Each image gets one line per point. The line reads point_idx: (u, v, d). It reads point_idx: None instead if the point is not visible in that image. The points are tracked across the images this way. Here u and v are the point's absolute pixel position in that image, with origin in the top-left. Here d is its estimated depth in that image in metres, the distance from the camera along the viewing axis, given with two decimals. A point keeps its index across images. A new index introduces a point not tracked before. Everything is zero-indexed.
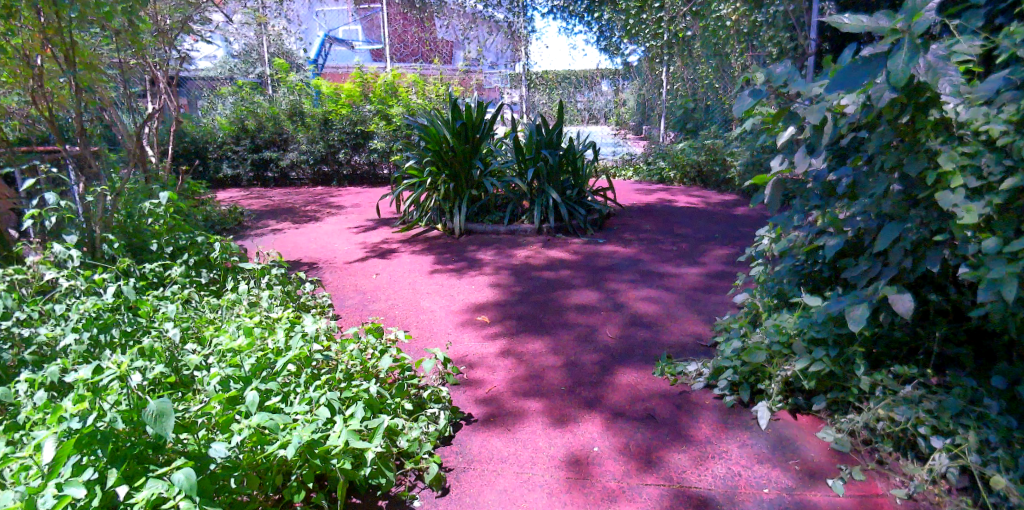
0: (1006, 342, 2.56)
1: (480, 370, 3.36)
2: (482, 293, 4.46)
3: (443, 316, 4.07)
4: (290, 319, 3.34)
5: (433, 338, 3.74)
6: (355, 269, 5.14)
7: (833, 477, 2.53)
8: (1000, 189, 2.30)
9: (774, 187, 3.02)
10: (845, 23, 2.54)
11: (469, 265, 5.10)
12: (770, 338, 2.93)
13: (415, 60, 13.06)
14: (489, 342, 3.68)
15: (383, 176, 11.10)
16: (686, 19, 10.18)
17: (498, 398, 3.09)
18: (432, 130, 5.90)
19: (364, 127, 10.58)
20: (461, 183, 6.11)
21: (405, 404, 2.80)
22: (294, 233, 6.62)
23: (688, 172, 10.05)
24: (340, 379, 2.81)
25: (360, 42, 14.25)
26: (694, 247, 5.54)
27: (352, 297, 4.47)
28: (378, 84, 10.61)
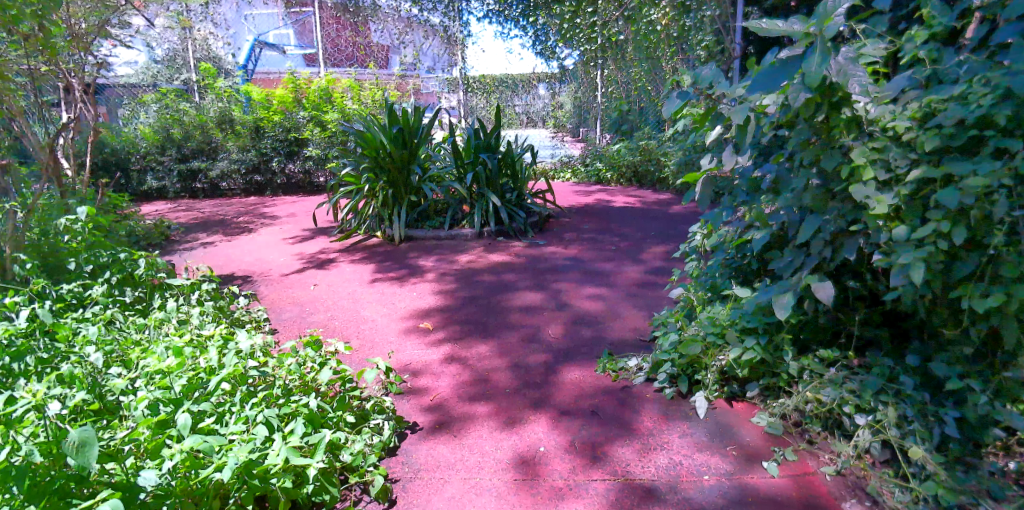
0: (921, 321, 2.72)
1: (425, 377, 3.35)
2: (425, 299, 4.45)
3: (385, 324, 4.05)
4: (223, 336, 3.25)
5: (375, 348, 3.71)
6: (292, 281, 5.05)
7: (768, 459, 2.64)
8: (907, 180, 2.46)
9: (704, 184, 3.14)
10: (761, 28, 2.66)
11: (410, 272, 5.08)
12: (705, 330, 3.04)
13: (350, 66, 12.89)
14: (433, 349, 3.68)
15: (319, 185, 10.91)
16: (619, 23, 10.44)
17: (443, 405, 3.09)
18: (369, 137, 5.77)
19: (298, 135, 10.46)
20: (400, 190, 6.07)
21: (347, 416, 2.76)
22: (225, 247, 6.45)
23: (624, 172, 10.26)
24: (278, 396, 2.75)
25: (293, 47, 13.82)
26: (633, 245, 5.68)
27: (289, 310, 4.38)
28: (311, 90, 10.41)
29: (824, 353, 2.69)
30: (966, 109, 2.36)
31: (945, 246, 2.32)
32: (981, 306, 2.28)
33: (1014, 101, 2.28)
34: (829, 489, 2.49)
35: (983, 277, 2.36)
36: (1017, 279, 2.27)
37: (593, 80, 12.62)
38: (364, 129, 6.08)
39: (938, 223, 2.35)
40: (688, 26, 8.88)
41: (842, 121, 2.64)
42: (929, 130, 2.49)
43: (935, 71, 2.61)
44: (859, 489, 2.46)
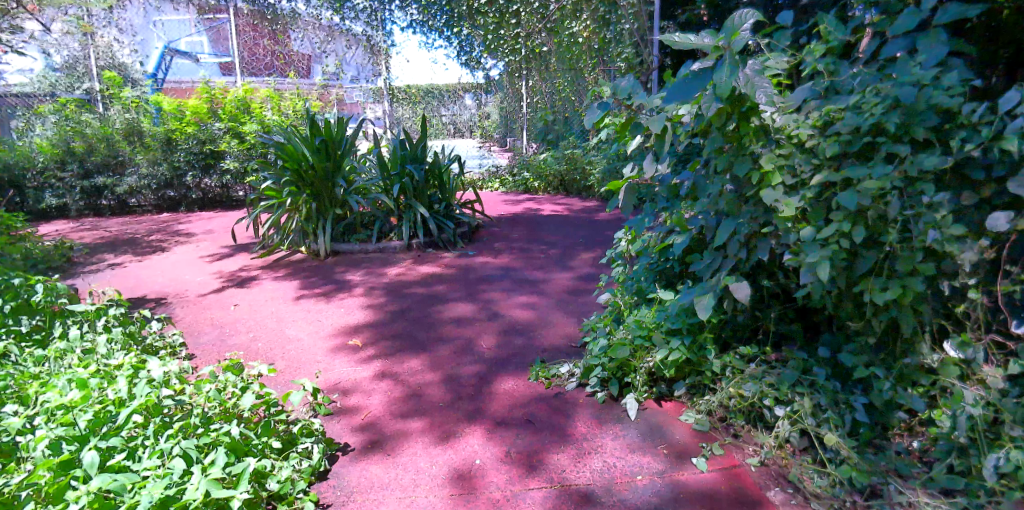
0: (830, 315, 2.91)
1: (355, 396, 3.31)
2: (354, 315, 4.40)
3: (312, 343, 3.98)
4: (133, 364, 3.12)
5: (301, 369, 3.62)
6: (210, 301, 4.88)
7: (697, 455, 2.74)
8: (811, 184, 2.64)
9: (627, 193, 3.28)
10: (674, 41, 2.80)
11: (338, 287, 5.01)
12: (633, 333, 3.12)
13: (270, 76, 12.56)
14: (363, 366, 3.63)
15: (239, 199, 10.74)
16: (542, 35, 10.62)
17: (375, 423, 3.05)
18: (290, 148, 5.62)
19: (214, 147, 10.11)
20: (324, 202, 5.95)
21: (273, 443, 2.68)
22: (135, 268, 6.18)
23: (551, 181, 10.43)
24: (196, 425, 2.64)
25: (206, 55, 13.49)
26: (562, 253, 5.79)
27: (208, 333, 4.24)
28: (228, 100, 10.09)
29: (744, 350, 2.84)
30: (860, 117, 2.55)
31: (847, 245, 2.50)
32: (881, 299, 2.47)
33: (902, 110, 2.47)
34: (754, 480, 2.60)
35: (882, 273, 2.55)
36: (911, 273, 2.47)
37: (518, 90, 12.77)
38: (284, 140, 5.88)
39: (840, 224, 2.52)
40: (608, 38, 9.13)
41: (751, 130, 2.81)
42: (829, 138, 2.67)
43: (833, 82, 2.79)
44: (782, 476, 2.60)
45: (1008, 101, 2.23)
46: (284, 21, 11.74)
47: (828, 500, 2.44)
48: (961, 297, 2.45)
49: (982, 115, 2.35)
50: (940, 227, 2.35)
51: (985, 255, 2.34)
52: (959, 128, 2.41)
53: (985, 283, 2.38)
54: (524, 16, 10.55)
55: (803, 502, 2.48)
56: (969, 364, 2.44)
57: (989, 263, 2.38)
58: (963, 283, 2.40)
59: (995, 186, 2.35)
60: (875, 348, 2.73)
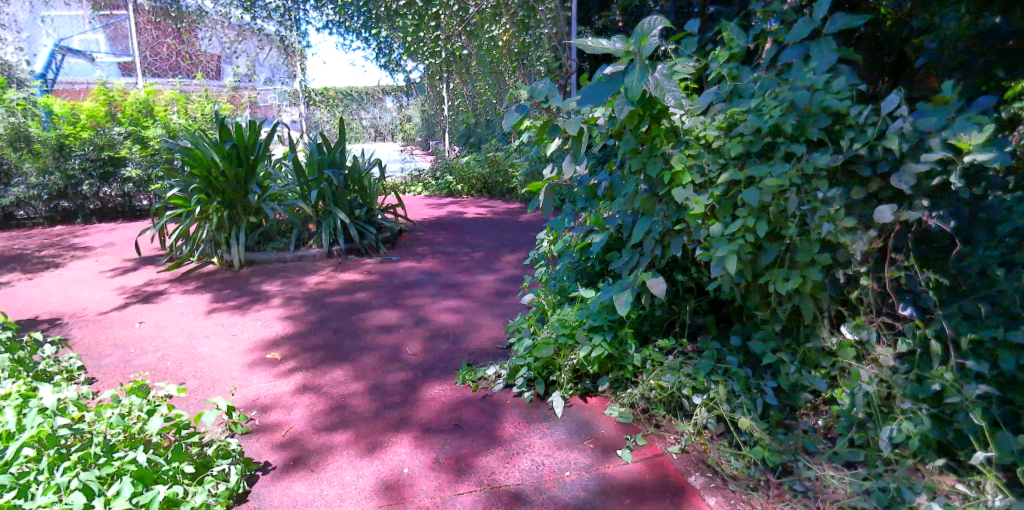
0: (739, 306, 3.08)
1: (276, 411, 3.21)
2: (273, 327, 4.29)
3: (228, 359, 3.84)
4: (23, 393, 2.94)
5: (215, 387, 3.48)
6: (112, 320, 4.64)
7: (622, 447, 2.81)
8: (718, 183, 2.80)
9: (547, 193, 3.36)
10: (587, 46, 2.90)
11: (254, 299, 4.87)
12: (557, 332, 3.19)
13: (175, 76, 11.73)
14: (283, 380, 3.53)
15: (143, 209, 10.28)
16: (461, 38, 10.66)
17: (297, 439, 2.97)
18: (198, 154, 5.39)
19: (114, 153, 9.52)
20: (237, 210, 5.80)
21: (185, 467, 2.54)
22: (24, 287, 5.77)
23: (474, 184, 10.49)
24: (97, 455, 2.52)
25: (104, 53, 11.83)
26: (487, 255, 5.84)
27: (111, 354, 4.02)
28: (127, 102, 9.43)
29: (662, 343, 2.97)
30: (761, 119, 2.71)
31: (751, 239, 2.66)
32: (785, 288, 2.63)
33: (798, 112, 2.65)
34: (676, 468, 2.69)
35: (785, 264, 2.73)
36: (810, 264, 2.65)
37: (438, 94, 12.76)
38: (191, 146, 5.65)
39: (745, 219, 2.68)
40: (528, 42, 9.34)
41: (662, 132, 2.95)
42: (733, 139, 2.83)
43: (735, 86, 2.93)
44: (702, 462, 2.72)
45: (889, 104, 2.43)
46: (191, 18, 11.91)
47: (744, 480, 2.58)
48: (855, 284, 2.67)
49: (867, 117, 2.55)
50: (834, 220, 2.54)
51: (873, 244, 2.56)
52: (848, 128, 2.60)
53: (875, 269, 2.63)
54: (443, 19, 10.57)
55: (722, 484, 2.61)
56: (864, 345, 2.67)
57: (878, 252, 2.62)
58: (856, 270, 2.63)
59: (880, 181, 2.54)
60: (781, 335, 2.91)
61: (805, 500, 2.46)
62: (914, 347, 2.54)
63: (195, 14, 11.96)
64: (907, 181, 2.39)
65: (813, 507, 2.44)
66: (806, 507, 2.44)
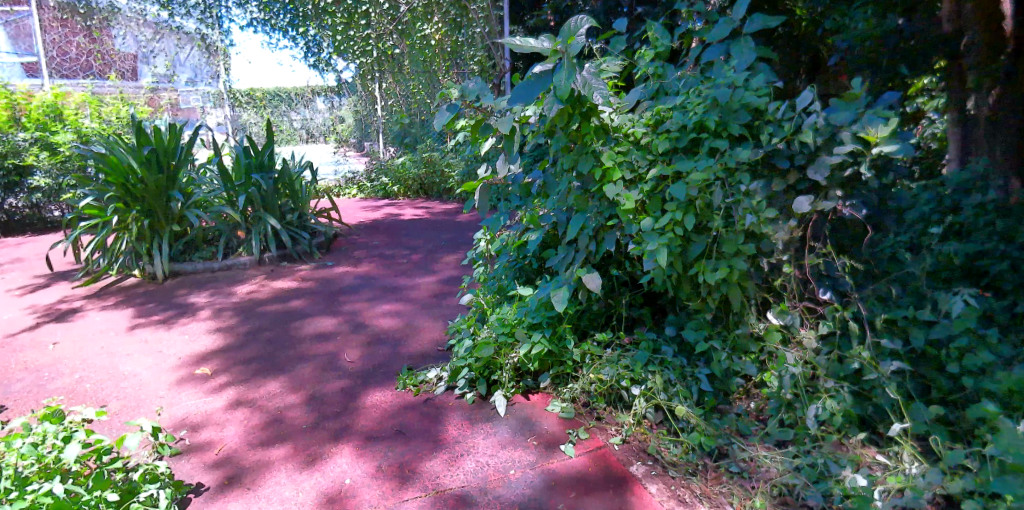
0: (672, 297, 3.19)
1: (207, 430, 3.10)
2: (202, 341, 4.14)
3: (154, 377, 3.69)
4: None
5: (139, 408, 3.33)
6: (23, 342, 4.37)
7: (565, 442, 2.85)
8: (648, 178, 2.89)
9: (483, 192, 3.39)
10: (516, 45, 2.92)
11: (180, 312, 4.69)
12: (497, 331, 3.21)
13: (85, 78, 11.19)
14: (215, 395, 3.41)
15: (53, 221, 9.74)
16: (393, 36, 10.52)
17: (232, 457, 2.88)
18: (113, 160, 5.21)
19: (19, 160, 8.87)
20: (158, 219, 5.55)
21: (108, 495, 2.41)
22: None
23: (410, 185, 10.41)
24: (7, 490, 2.39)
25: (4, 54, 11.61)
26: (425, 257, 5.81)
27: (22, 378, 3.79)
28: (33, 106, 8.87)
29: (600, 337, 3.04)
30: (686, 116, 2.84)
31: (680, 232, 2.75)
32: (713, 279, 2.74)
33: (720, 109, 2.76)
34: (618, 458, 2.74)
35: (712, 255, 2.83)
36: (736, 255, 2.77)
37: (371, 94, 12.60)
38: (105, 151, 5.42)
39: (674, 213, 2.77)
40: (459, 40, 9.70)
41: (592, 129, 3.01)
42: (660, 135, 2.97)
43: (661, 85, 3.08)
44: (642, 451, 2.78)
45: (803, 100, 2.57)
46: (101, 15, 11.27)
47: (683, 466, 2.67)
48: (779, 271, 2.79)
49: (784, 113, 2.69)
50: (757, 211, 2.65)
51: (794, 234, 2.69)
52: (766, 124, 2.73)
53: (795, 257, 2.74)
54: (374, 17, 10.41)
55: (662, 471, 2.68)
56: (788, 329, 2.80)
57: (798, 240, 2.74)
58: (779, 259, 2.75)
59: (798, 172, 2.66)
60: (712, 323, 3.02)
61: (741, 481, 2.56)
62: (834, 329, 2.68)
63: (107, 10, 11.34)
64: (823, 173, 2.53)
65: (748, 487, 2.53)
66: (741, 487, 2.54)
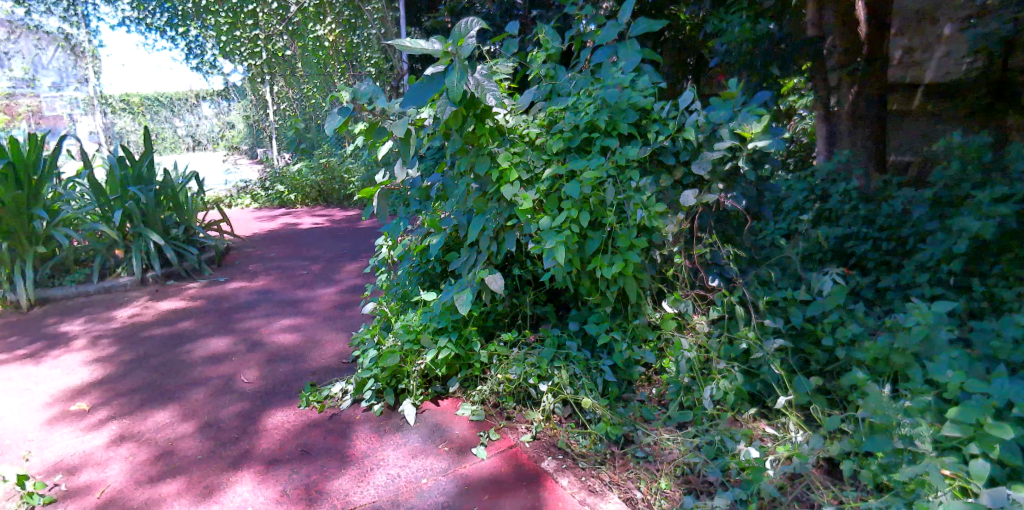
0: (573, 293, 3.29)
1: (88, 471, 2.87)
2: (78, 373, 3.84)
3: (23, 417, 3.38)
4: None
5: (6, 455, 3.04)
6: None
7: (476, 445, 2.86)
8: (544, 178, 2.96)
9: (381, 198, 3.36)
10: (405, 46, 2.85)
11: (51, 344, 4.32)
12: (401, 339, 3.16)
13: None
14: (96, 431, 3.17)
15: None
16: (282, 37, 10.23)
17: (118, 497, 2.68)
18: None
19: None
20: (21, 239, 5.15)
21: None
22: None
23: (308, 192, 10.14)
24: None
25: None
26: (325, 267, 5.67)
27: None
28: None
29: (505, 337, 3.08)
30: (578, 117, 2.95)
31: (576, 229, 2.82)
32: (609, 273, 2.82)
33: (609, 109, 2.88)
34: (528, 456, 2.78)
35: (608, 250, 2.91)
36: (630, 248, 2.86)
37: (262, 97, 12.14)
38: None
39: (569, 211, 2.85)
40: (356, 42, 9.78)
41: (487, 131, 3.03)
42: (554, 136, 3.06)
43: (553, 86, 3.19)
44: (552, 446, 2.83)
45: (685, 100, 2.79)
46: None
47: (593, 456, 2.74)
48: (670, 262, 2.94)
49: (669, 112, 2.90)
50: (647, 206, 2.77)
51: (682, 226, 2.86)
52: (653, 122, 2.88)
53: (686, 248, 2.92)
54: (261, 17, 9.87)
55: (572, 464, 2.73)
56: (682, 316, 2.95)
57: (686, 232, 2.90)
58: (670, 251, 2.90)
59: (684, 168, 2.86)
60: (612, 316, 3.11)
61: (646, 465, 2.67)
62: (724, 313, 2.88)
63: None
64: (705, 167, 2.71)
65: (653, 470, 2.64)
66: (647, 471, 2.64)
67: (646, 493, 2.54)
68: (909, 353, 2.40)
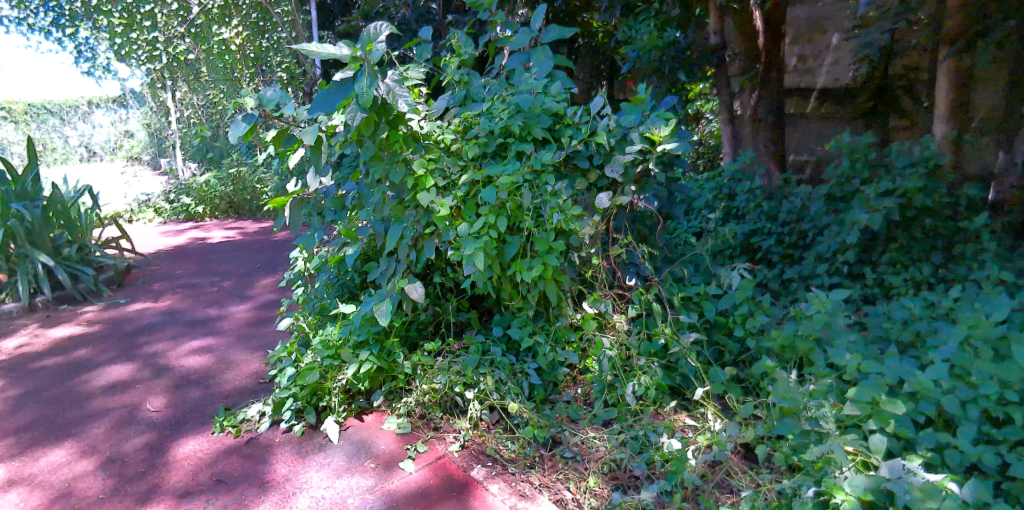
0: (495, 299, 3.30)
1: None
2: None
3: None
4: None
5: None
6: None
7: (404, 459, 2.81)
8: (460, 184, 2.95)
9: (293, 209, 3.25)
10: (310, 51, 2.73)
11: None
12: (321, 355, 3.07)
13: None
14: None
15: None
16: (184, 39, 9.51)
17: None
18: None
19: None
20: None
21: None
22: None
23: (218, 204, 9.82)
24: None
25: None
26: (237, 283, 5.45)
27: None
28: None
29: (429, 347, 3.07)
30: (492, 122, 2.98)
31: (494, 235, 2.82)
32: (529, 276, 2.84)
33: (523, 114, 2.93)
34: (457, 466, 2.75)
35: (527, 254, 2.93)
36: (548, 251, 2.88)
37: (163, 104, 11.56)
38: None
39: (487, 217, 2.85)
40: (266, 46, 9.55)
41: (401, 137, 2.97)
42: (469, 141, 3.06)
43: (467, 92, 3.24)
44: (481, 453, 2.82)
45: (596, 105, 2.93)
46: None
47: (521, 461, 2.74)
48: (589, 263, 3.01)
49: (581, 117, 2.98)
50: (563, 210, 2.80)
51: (598, 228, 2.93)
52: (566, 127, 2.98)
53: (602, 249, 3.00)
54: (160, 18, 9.20)
55: (501, 470, 2.72)
56: (603, 315, 3.02)
57: (602, 235, 2.99)
58: (588, 252, 2.97)
59: (597, 171, 2.96)
60: (534, 319, 3.14)
61: (574, 465, 2.70)
62: (641, 310, 2.98)
63: None
64: (617, 170, 2.80)
65: (582, 469, 2.68)
66: (576, 470, 2.67)
67: (575, 493, 2.55)
68: (812, 339, 2.55)
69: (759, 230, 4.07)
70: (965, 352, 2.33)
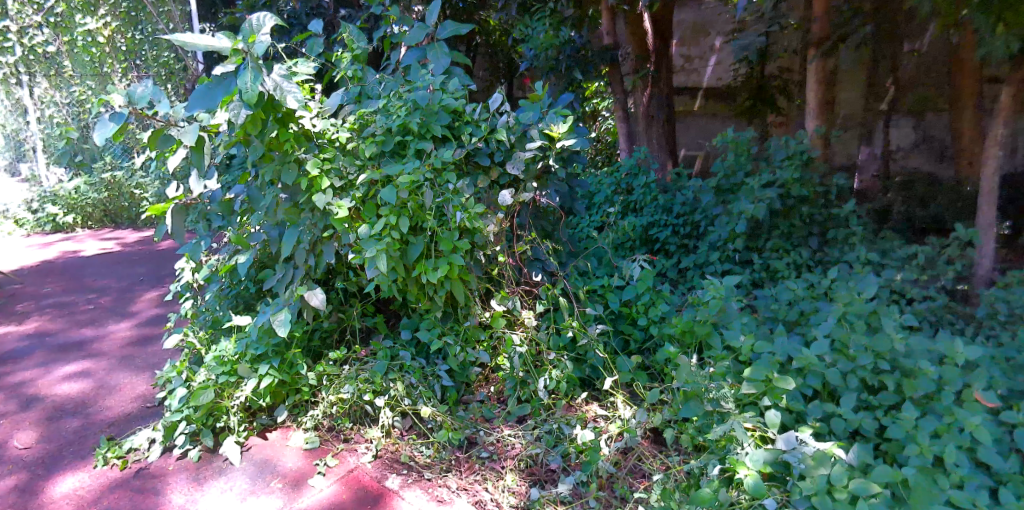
0: (401, 302, 3.23)
1: None
2: None
3: None
4: None
5: None
6: None
7: (313, 475, 2.68)
8: (358, 185, 2.85)
9: (174, 216, 3.01)
10: (182, 42, 2.51)
11: None
12: (215, 372, 2.88)
13: None
14: None
15: None
16: (42, 30, 8.64)
17: None
18: None
19: None
20: None
21: None
22: None
23: (90, 213, 9.14)
24: None
25: None
26: (117, 299, 5.03)
27: None
28: None
29: (334, 356, 2.97)
30: (390, 120, 2.91)
31: (396, 236, 2.76)
32: (435, 277, 2.79)
33: (421, 111, 2.88)
34: (370, 477, 2.66)
35: (431, 254, 2.88)
36: (453, 251, 2.85)
37: (19, 103, 10.51)
38: None
39: (388, 218, 2.77)
40: (138, 39, 9.30)
41: (291, 136, 2.83)
42: (365, 139, 2.97)
43: (362, 89, 3.16)
44: (395, 462, 2.75)
45: (494, 102, 2.96)
46: None
47: (437, 466, 2.69)
48: (494, 262, 3.00)
49: (480, 114, 2.98)
50: (465, 208, 2.78)
51: (502, 225, 2.94)
52: (465, 124, 2.96)
53: (507, 246, 3.01)
54: (11, 5, 8.29)
55: (417, 476, 2.66)
56: (511, 313, 3.03)
57: (507, 231, 2.99)
58: (493, 250, 2.95)
59: (499, 168, 2.96)
60: (443, 320, 3.08)
61: (491, 464, 2.69)
62: (548, 305, 3.03)
63: None
64: (518, 166, 2.82)
65: (498, 467, 2.67)
66: (493, 470, 2.65)
67: (494, 492, 2.53)
68: (709, 323, 2.67)
69: (656, 223, 4.25)
70: (842, 326, 2.51)
